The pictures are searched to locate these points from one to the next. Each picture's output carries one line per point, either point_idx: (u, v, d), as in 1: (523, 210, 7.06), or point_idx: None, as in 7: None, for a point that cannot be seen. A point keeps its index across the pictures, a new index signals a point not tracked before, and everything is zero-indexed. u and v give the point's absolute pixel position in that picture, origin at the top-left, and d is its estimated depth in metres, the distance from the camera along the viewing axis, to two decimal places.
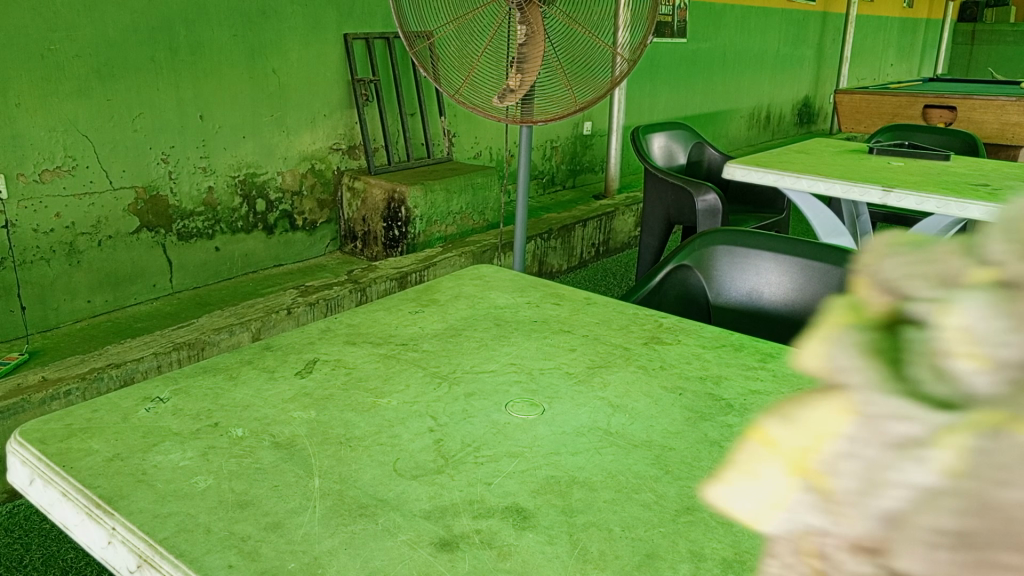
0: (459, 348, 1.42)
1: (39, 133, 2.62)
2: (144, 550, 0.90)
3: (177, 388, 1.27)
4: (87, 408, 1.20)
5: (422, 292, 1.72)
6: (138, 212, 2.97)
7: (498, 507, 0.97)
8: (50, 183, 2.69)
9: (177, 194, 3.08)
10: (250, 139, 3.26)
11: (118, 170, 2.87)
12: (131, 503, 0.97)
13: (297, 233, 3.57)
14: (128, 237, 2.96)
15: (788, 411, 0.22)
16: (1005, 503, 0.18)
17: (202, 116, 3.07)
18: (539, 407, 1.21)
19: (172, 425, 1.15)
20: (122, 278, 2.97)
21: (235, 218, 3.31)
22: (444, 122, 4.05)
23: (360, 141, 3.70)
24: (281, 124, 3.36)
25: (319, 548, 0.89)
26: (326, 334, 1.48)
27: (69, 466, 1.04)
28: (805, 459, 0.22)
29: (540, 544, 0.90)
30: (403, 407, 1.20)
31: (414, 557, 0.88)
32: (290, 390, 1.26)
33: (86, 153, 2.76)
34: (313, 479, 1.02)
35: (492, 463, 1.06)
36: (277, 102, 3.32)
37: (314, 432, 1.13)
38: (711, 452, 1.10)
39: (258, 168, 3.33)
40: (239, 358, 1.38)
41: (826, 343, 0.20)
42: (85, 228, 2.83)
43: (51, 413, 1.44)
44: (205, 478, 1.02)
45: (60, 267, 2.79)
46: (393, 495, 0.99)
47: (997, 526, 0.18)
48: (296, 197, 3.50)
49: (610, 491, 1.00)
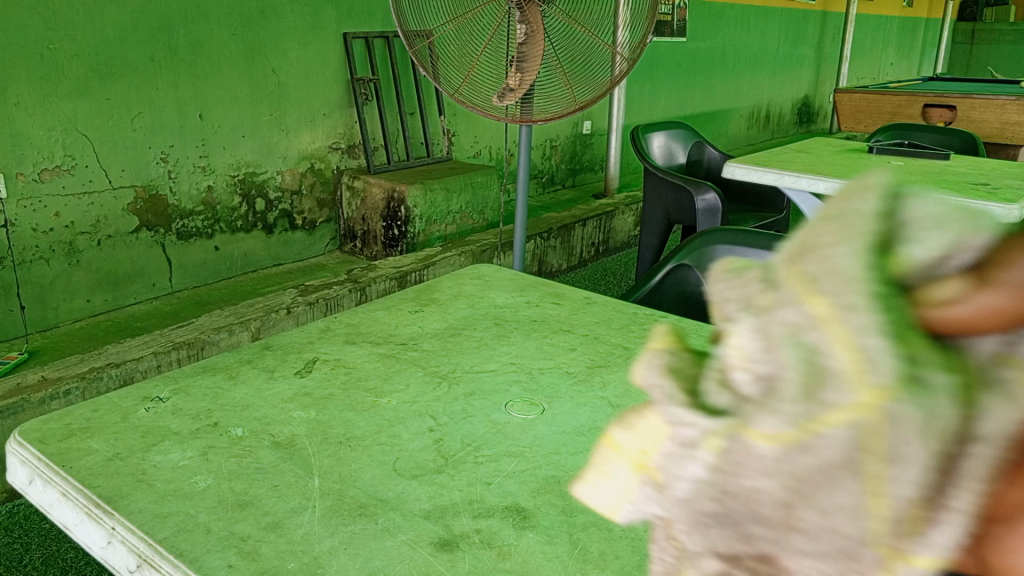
0: (459, 347, 1.42)
1: (38, 133, 2.62)
2: (144, 550, 0.90)
3: (177, 388, 1.26)
4: (87, 408, 1.19)
5: (422, 291, 1.72)
6: (137, 211, 2.97)
7: (497, 507, 0.97)
8: (50, 182, 2.69)
9: (177, 194, 3.08)
10: (249, 138, 3.26)
11: (117, 170, 2.87)
12: (130, 503, 0.97)
13: (297, 233, 3.57)
14: (127, 236, 2.96)
15: (634, 427, 0.38)
16: (744, 492, 0.32)
17: (201, 116, 3.07)
18: (539, 407, 1.21)
19: (172, 425, 1.15)
20: (121, 277, 2.97)
21: (235, 217, 3.31)
22: (444, 121, 4.04)
23: (359, 141, 3.69)
24: (280, 123, 3.36)
25: (319, 548, 0.89)
26: (326, 333, 1.48)
27: (69, 466, 1.04)
28: (647, 458, 0.37)
29: (540, 544, 0.90)
30: (403, 407, 1.20)
31: (414, 556, 0.88)
32: (289, 390, 1.26)
33: (85, 153, 2.76)
34: (313, 479, 1.02)
35: (492, 463, 1.06)
36: (276, 101, 3.32)
37: (314, 432, 1.13)
38: None
39: (258, 168, 3.33)
40: (239, 358, 1.38)
41: (646, 375, 0.36)
42: (85, 227, 2.83)
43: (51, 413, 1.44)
44: (205, 477, 1.02)
45: (59, 267, 2.79)
46: (393, 495, 0.99)
47: (741, 510, 0.32)
48: (296, 196, 3.50)
49: None
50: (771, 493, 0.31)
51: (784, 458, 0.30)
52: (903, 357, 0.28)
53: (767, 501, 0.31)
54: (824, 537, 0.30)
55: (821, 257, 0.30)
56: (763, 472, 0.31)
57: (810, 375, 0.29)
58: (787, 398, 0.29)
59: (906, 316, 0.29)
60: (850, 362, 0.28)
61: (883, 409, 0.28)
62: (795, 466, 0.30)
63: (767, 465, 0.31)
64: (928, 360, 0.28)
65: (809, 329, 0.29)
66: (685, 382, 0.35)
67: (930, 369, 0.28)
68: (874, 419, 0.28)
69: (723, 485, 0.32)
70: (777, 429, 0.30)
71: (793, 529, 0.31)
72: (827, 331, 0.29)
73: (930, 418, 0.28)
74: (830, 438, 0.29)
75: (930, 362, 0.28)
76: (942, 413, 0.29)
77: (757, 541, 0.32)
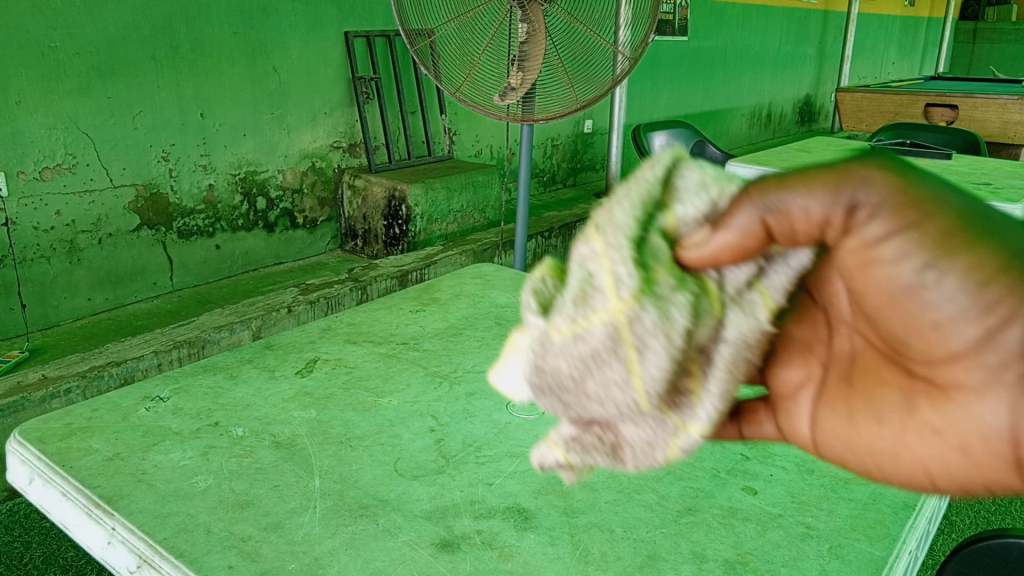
0: (460, 347, 1.42)
1: (40, 131, 2.62)
2: (144, 551, 0.90)
3: (177, 387, 1.26)
4: (87, 408, 1.19)
5: (423, 290, 1.71)
6: (138, 210, 2.96)
7: (499, 508, 0.97)
8: (50, 181, 2.69)
9: (178, 192, 3.07)
10: (250, 137, 3.25)
11: (118, 168, 2.86)
12: (130, 504, 0.97)
13: (298, 232, 3.57)
14: (128, 235, 2.96)
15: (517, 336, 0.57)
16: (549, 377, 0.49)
17: (202, 114, 3.06)
18: (540, 407, 1.21)
19: (172, 425, 1.15)
20: (122, 276, 2.97)
21: (235, 216, 3.30)
22: (445, 120, 4.03)
23: (360, 139, 3.69)
24: (281, 122, 3.36)
25: (320, 549, 0.89)
26: (327, 333, 1.47)
27: (69, 466, 1.04)
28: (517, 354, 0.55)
29: (541, 545, 0.90)
30: (404, 407, 1.20)
31: (415, 557, 0.88)
32: (290, 389, 1.25)
33: (86, 151, 2.76)
34: (314, 479, 1.02)
35: (493, 464, 1.06)
36: (278, 100, 3.31)
37: (314, 432, 1.13)
38: (713, 452, 1.10)
39: (259, 166, 3.32)
40: (240, 357, 1.37)
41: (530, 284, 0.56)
42: (85, 226, 2.83)
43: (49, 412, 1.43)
44: (206, 478, 1.02)
45: (60, 265, 2.79)
46: (394, 496, 0.99)
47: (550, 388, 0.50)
48: (297, 195, 3.50)
49: (611, 492, 1.00)
50: (568, 375, 0.48)
51: (570, 345, 0.47)
52: (646, 279, 0.46)
53: (563, 373, 0.48)
54: (608, 405, 0.48)
55: (611, 214, 0.49)
56: (561, 360, 0.48)
57: (585, 289, 0.48)
58: (570, 306, 0.48)
59: (665, 255, 0.48)
60: (607, 279, 0.47)
61: (625, 312, 0.46)
62: (576, 351, 0.47)
63: (567, 351, 0.48)
64: (677, 281, 0.47)
65: (590, 258, 0.48)
66: (544, 303, 0.51)
67: (671, 289, 0.47)
68: (621, 320, 0.46)
69: (539, 366, 0.50)
70: (567, 323, 0.48)
71: (586, 401, 0.48)
72: (599, 262, 0.48)
73: (662, 319, 0.46)
74: (593, 330, 0.46)
75: (671, 285, 0.47)
76: (678, 317, 0.46)
77: (575, 413, 0.50)
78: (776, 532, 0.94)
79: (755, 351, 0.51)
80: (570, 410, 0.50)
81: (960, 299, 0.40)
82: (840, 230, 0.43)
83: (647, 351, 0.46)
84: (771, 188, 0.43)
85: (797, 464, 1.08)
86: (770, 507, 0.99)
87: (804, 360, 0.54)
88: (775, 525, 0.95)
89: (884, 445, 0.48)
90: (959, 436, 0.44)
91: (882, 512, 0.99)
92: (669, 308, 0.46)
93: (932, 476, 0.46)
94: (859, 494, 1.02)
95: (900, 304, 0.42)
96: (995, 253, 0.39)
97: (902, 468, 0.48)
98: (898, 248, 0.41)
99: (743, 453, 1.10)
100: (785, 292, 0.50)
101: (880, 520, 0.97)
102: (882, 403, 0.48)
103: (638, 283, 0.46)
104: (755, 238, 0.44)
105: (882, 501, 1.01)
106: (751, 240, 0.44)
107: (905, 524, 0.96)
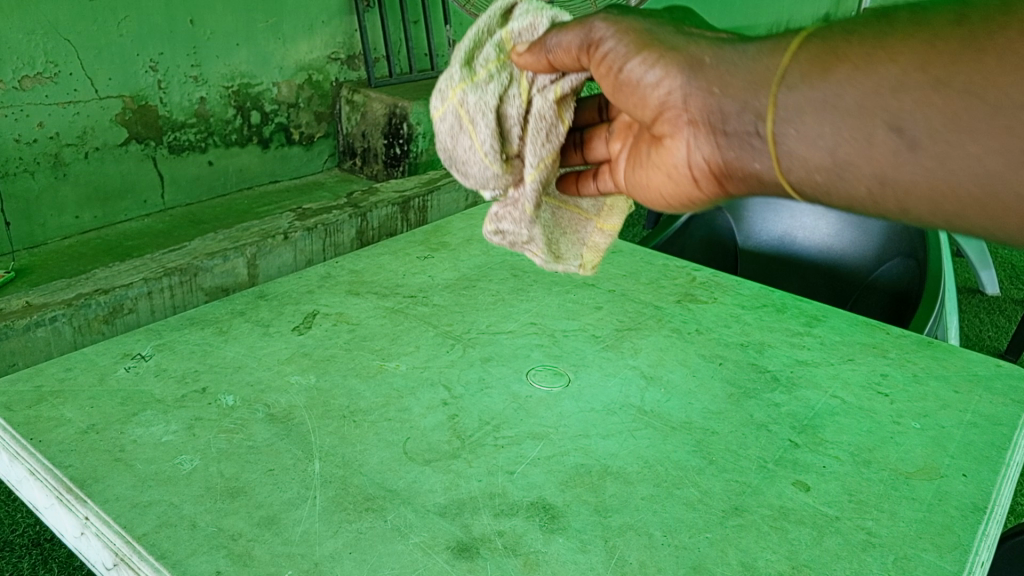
0: (473, 302, 1.29)
1: (16, 36, 2.12)
2: (121, 548, 0.79)
3: (161, 344, 1.14)
4: (60, 367, 1.07)
5: (431, 233, 1.57)
6: (126, 123, 2.45)
7: (522, 504, 0.86)
8: (32, 91, 2.20)
9: (168, 105, 2.54)
10: (245, 47, 2.69)
11: (104, 77, 2.34)
12: (106, 489, 0.86)
13: (295, 149, 3.04)
14: (116, 149, 2.46)
15: None
16: (444, 155, 0.88)
17: (192, 21, 2.50)
18: (564, 377, 1.09)
19: (155, 391, 1.03)
20: (111, 193, 2.50)
21: (229, 130, 2.76)
22: (451, 32, 3.41)
23: (360, 50, 3.09)
24: (277, 31, 2.78)
25: (322, 552, 0.78)
26: (326, 282, 1.34)
27: (39, 440, 0.93)
28: None
29: (572, 553, 0.79)
30: (413, 374, 1.08)
31: (429, 566, 0.77)
32: (286, 350, 1.13)
33: (69, 59, 2.25)
34: (314, 462, 0.90)
35: (515, 448, 0.94)
36: (274, 5, 2.72)
37: (314, 403, 1.01)
38: (759, 437, 0.99)
39: (253, 78, 2.76)
40: (230, 309, 1.24)
41: None
42: (71, 138, 2.34)
43: (37, 370, 1.06)
44: (191, 459, 0.90)
45: (44, 181, 2.32)
46: (404, 485, 0.88)
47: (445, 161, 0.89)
48: (295, 110, 2.95)
49: (649, 486, 0.89)
50: (447, 140, 0.86)
51: (442, 126, 0.86)
52: (472, 76, 0.84)
53: (443, 142, 0.86)
54: (471, 163, 0.86)
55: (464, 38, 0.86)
56: (441, 132, 0.86)
57: (441, 87, 0.85)
58: (437, 102, 0.85)
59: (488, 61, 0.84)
60: (448, 82, 0.84)
61: (458, 101, 0.84)
62: (445, 131, 0.86)
63: (441, 129, 0.86)
64: (497, 72, 0.83)
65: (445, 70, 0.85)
66: None
67: (487, 79, 0.83)
68: (455, 102, 0.84)
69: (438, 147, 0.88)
70: (435, 108, 0.86)
71: (461, 164, 0.87)
72: (446, 74, 0.85)
73: (479, 101, 0.83)
74: (443, 111, 0.85)
75: (486, 80, 0.83)
76: (489, 98, 0.83)
77: (463, 175, 0.88)
78: (834, 539, 0.84)
79: (553, 119, 0.83)
80: (461, 174, 0.88)
81: (645, 77, 0.69)
82: (590, 57, 0.75)
83: (476, 123, 0.84)
84: (551, 35, 0.77)
85: (852, 454, 0.97)
86: (826, 508, 0.88)
87: (624, 135, 0.84)
88: (832, 531, 0.85)
89: (637, 179, 0.80)
90: (661, 160, 0.74)
91: (949, 514, 0.88)
92: (486, 89, 0.83)
93: (655, 198, 0.78)
94: (921, 491, 0.91)
95: (619, 93, 0.73)
96: (660, 50, 0.68)
97: (644, 196, 0.80)
98: (614, 57, 0.72)
99: (791, 439, 0.99)
100: (571, 85, 0.81)
101: (948, 525, 0.86)
102: (637, 153, 0.80)
103: (465, 76, 0.84)
104: (544, 64, 0.80)
105: (948, 501, 0.90)
106: (541, 62, 0.80)
107: (977, 532, 0.86)
